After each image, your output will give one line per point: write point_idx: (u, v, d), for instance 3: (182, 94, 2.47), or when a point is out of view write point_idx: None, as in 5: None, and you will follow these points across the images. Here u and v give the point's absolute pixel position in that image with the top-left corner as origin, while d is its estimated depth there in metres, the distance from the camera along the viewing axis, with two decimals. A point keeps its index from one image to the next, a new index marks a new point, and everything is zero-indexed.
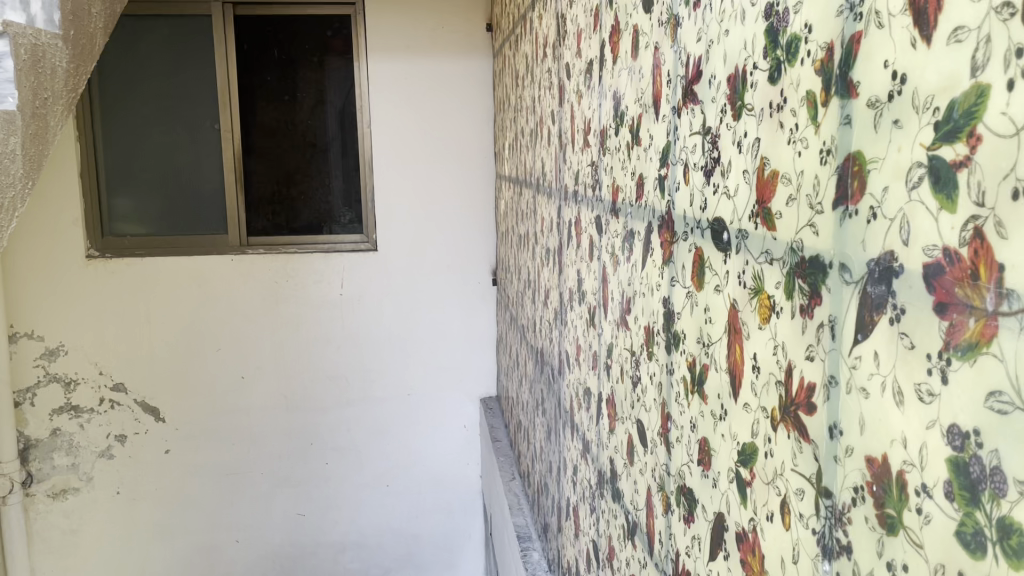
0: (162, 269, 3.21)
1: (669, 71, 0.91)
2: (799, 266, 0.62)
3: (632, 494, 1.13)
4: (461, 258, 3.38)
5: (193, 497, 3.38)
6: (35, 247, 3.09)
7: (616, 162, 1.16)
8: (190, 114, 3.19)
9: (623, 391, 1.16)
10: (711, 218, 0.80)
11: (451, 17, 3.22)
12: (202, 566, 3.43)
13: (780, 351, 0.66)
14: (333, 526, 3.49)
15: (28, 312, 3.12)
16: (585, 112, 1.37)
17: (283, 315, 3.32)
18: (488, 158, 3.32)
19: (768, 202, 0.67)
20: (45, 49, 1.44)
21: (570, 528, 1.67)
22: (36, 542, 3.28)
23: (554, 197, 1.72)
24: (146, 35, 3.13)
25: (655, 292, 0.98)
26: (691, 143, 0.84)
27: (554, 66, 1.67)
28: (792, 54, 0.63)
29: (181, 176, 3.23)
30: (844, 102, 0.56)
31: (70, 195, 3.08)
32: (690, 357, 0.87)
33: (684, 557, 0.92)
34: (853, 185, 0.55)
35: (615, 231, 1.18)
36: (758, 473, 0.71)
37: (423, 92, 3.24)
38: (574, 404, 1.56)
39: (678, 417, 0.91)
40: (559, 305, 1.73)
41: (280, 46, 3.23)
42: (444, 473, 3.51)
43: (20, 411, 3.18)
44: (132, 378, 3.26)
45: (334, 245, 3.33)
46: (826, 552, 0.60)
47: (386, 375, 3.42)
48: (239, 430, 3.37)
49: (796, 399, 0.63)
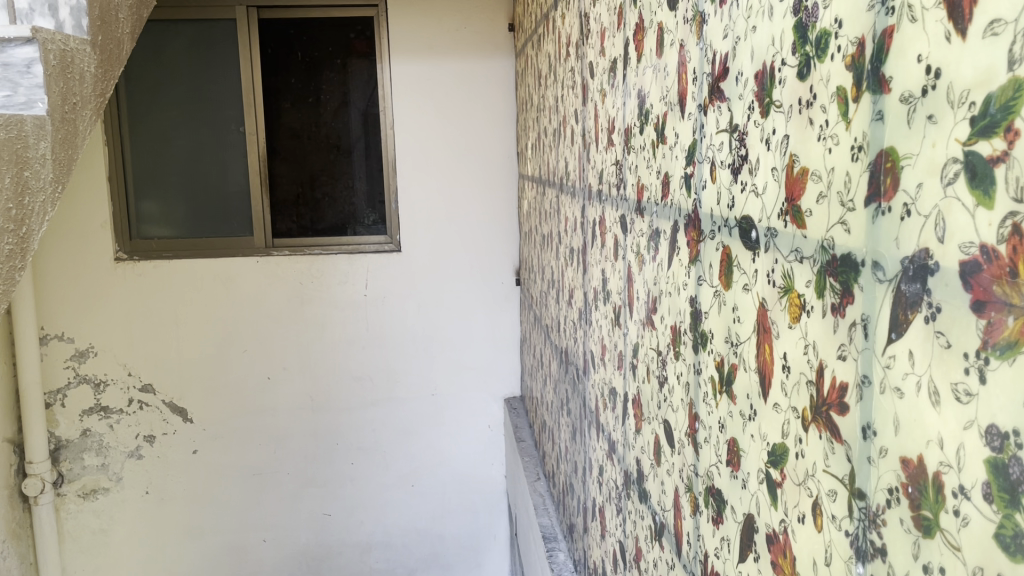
0: (189, 271, 3.25)
1: (693, 69, 0.91)
2: (830, 264, 0.61)
3: (659, 495, 1.13)
4: (484, 259, 3.38)
5: (220, 498, 3.41)
6: (64, 251, 3.14)
7: (640, 162, 1.15)
8: (216, 117, 3.22)
9: (649, 391, 1.15)
10: (739, 216, 0.79)
11: (473, 17, 3.22)
12: (230, 565, 3.46)
13: (811, 351, 0.65)
14: (359, 526, 3.50)
15: (57, 315, 3.18)
16: (609, 110, 1.36)
17: (308, 316, 3.33)
18: (511, 158, 3.32)
19: (798, 200, 0.66)
20: (74, 54, 1.47)
21: (596, 528, 1.66)
22: (68, 541, 3.34)
23: (578, 196, 1.71)
24: (172, 40, 3.16)
25: (682, 291, 0.98)
26: (717, 141, 0.84)
27: (577, 66, 1.67)
28: (822, 49, 0.62)
29: (207, 178, 3.26)
30: (876, 97, 0.55)
31: (99, 198, 3.12)
32: (718, 356, 0.86)
33: (713, 558, 0.91)
34: (886, 181, 0.54)
35: (640, 229, 1.17)
36: (789, 474, 0.70)
37: (445, 91, 3.24)
38: (599, 405, 1.56)
39: (707, 417, 0.90)
40: (583, 305, 1.72)
41: (304, 48, 3.25)
42: (469, 473, 3.51)
43: (50, 412, 3.24)
44: (159, 379, 3.29)
45: (358, 246, 3.34)
46: (860, 554, 0.59)
47: (410, 375, 3.42)
48: (266, 430, 3.40)
49: (828, 399, 0.62)
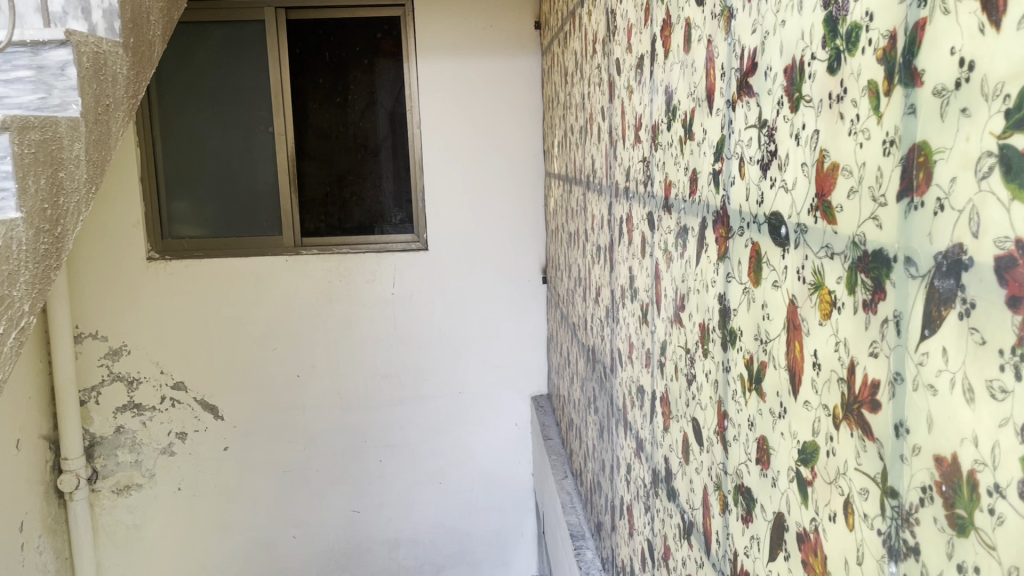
0: (219, 270, 3.28)
1: (722, 64, 0.90)
2: (862, 260, 0.61)
3: (687, 493, 1.12)
4: (511, 257, 3.38)
5: (250, 495, 3.44)
6: (98, 251, 3.19)
7: (668, 158, 1.15)
8: (245, 118, 3.25)
9: (678, 389, 1.15)
10: (768, 212, 0.78)
11: (499, 16, 3.22)
12: (260, 561, 3.49)
13: (842, 347, 0.64)
14: (386, 523, 3.52)
15: (91, 314, 3.24)
16: (636, 107, 1.36)
17: (336, 315, 3.36)
18: (537, 156, 3.31)
19: (828, 195, 0.66)
20: (106, 57, 1.49)
21: (623, 526, 1.65)
22: (103, 535, 3.41)
23: (605, 194, 1.71)
24: (202, 43, 3.20)
25: (710, 288, 0.97)
26: (746, 136, 0.83)
27: (604, 63, 1.67)
28: (853, 43, 0.61)
29: (237, 178, 3.29)
30: (908, 91, 0.54)
31: (131, 199, 3.17)
32: (747, 354, 0.85)
33: (742, 556, 0.90)
34: (918, 176, 0.53)
35: (668, 227, 1.17)
36: (820, 473, 0.69)
37: (471, 90, 3.25)
38: (626, 403, 1.55)
39: (736, 415, 0.90)
40: (610, 303, 1.72)
41: (331, 49, 3.27)
42: (497, 471, 3.51)
43: (85, 409, 3.31)
44: (191, 377, 3.34)
45: (385, 245, 3.35)
46: (893, 553, 0.58)
47: (437, 373, 3.44)
48: (295, 428, 3.42)
49: (859, 396, 0.62)
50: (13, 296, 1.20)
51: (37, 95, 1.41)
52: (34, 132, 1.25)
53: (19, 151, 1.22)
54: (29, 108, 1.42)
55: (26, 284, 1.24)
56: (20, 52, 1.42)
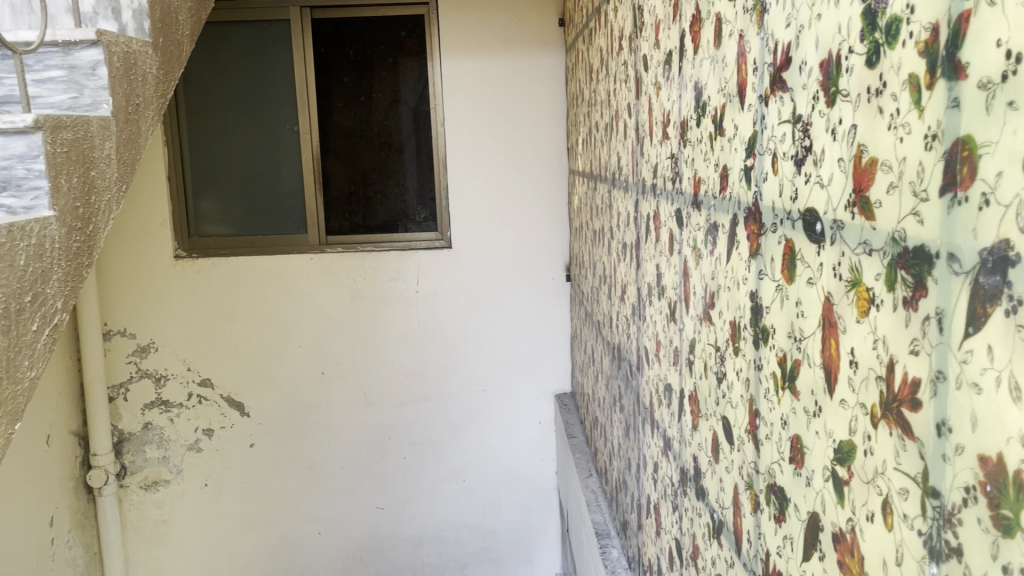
0: (245, 268, 3.31)
1: (754, 59, 0.89)
2: (902, 257, 0.60)
3: (717, 492, 1.11)
4: (534, 254, 3.37)
5: (276, 492, 3.46)
6: (126, 250, 3.23)
7: (697, 154, 1.14)
8: (270, 117, 3.27)
9: (707, 387, 1.14)
10: (803, 208, 0.77)
11: (522, 13, 3.21)
12: (285, 558, 3.51)
13: (881, 346, 0.63)
14: (411, 520, 3.52)
15: (119, 311, 3.28)
16: (664, 104, 1.35)
17: (360, 313, 3.37)
18: (561, 154, 3.30)
19: (866, 191, 0.65)
20: (136, 57, 1.51)
21: (651, 525, 1.64)
22: (131, 531, 3.46)
23: (631, 191, 1.70)
24: (227, 42, 3.22)
25: (741, 285, 0.96)
26: (779, 132, 0.82)
27: (630, 59, 1.66)
28: (892, 35, 0.60)
29: (262, 177, 3.32)
30: (951, 85, 0.53)
31: (159, 198, 3.21)
32: (781, 352, 0.84)
33: (775, 557, 0.89)
34: (962, 170, 0.52)
35: (697, 223, 1.16)
36: (857, 472, 0.68)
37: (495, 88, 3.25)
38: (653, 401, 1.54)
39: (768, 414, 0.89)
40: (636, 301, 1.71)
41: (356, 47, 3.27)
42: (520, 469, 3.51)
43: (114, 406, 3.36)
44: (217, 374, 3.37)
45: (409, 243, 3.36)
46: (934, 554, 0.57)
47: (461, 371, 3.44)
48: (320, 425, 3.44)
49: (899, 395, 0.61)
50: (46, 294, 1.20)
51: (69, 94, 1.42)
52: (66, 132, 1.27)
53: (52, 151, 1.23)
54: (61, 108, 1.43)
55: (58, 282, 1.24)
56: (52, 52, 1.44)
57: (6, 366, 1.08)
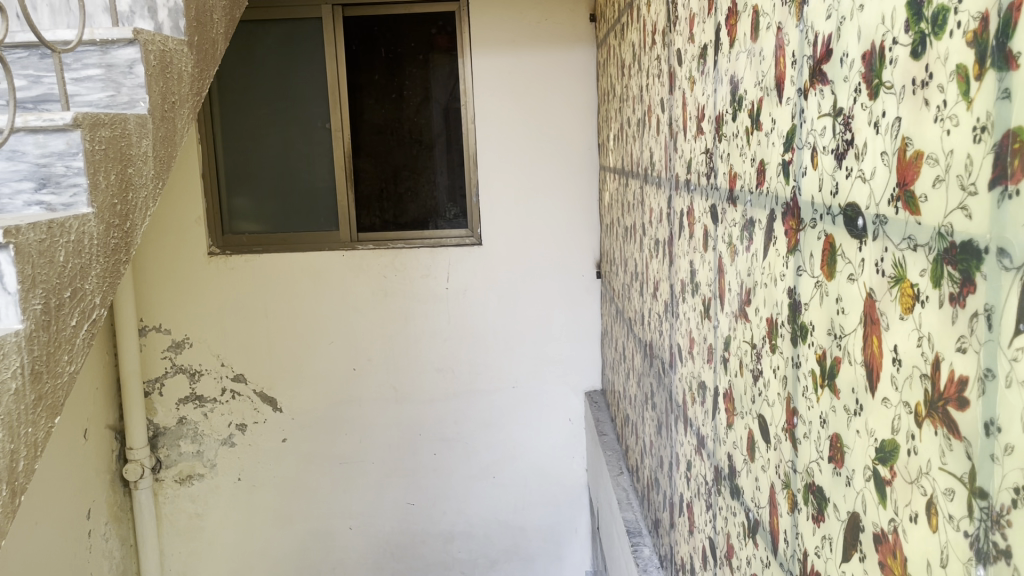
0: (278, 264, 3.34)
1: (793, 52, 0.88)
2: (949, 252, 0.58)
3: (753, 491, 1.10)
4: (564, 251, 3.36)
5: (308, 486, 3.49)
6: (161, 247, 3.30)
7: (733, 149, 1.13)
8: (302, 115, 3.29)
9: (743, 385, 1.13)
10: (844, 203, 0.76)
11: (554, 9, 3.20)
12: (317, 552, 3.54)
13: (926, 343, 0.62)
14: (442, 516, 3.53)
15: (154, 307, 3.35)
16: (698, 98, 1.34)
17: (391, 309, 3.38)
18: (592, 150, 3.28)
19: (911, 184, 0.63)
20: (172, 55, 1.53)
21: (684, 523, 1.63)
22: (166, 524, 3.52)
23: (664, 187, 1.69)
24: (260, 40, 3.25)
25: (779, 282, 0.95)
26: (819, 125, 0.81)
27: (663, 54, 1.65)
28: (939, 26, 0.59)
29: (295, 174, 3.34)
30: (1002, 75, 0.52)
31: (193, 195, 3.26)
32: (819, 349, 0.83)
33: (813, 557, 0.88)
34: (1013, 163, 0.51)
35: (733, 219, 1.14)
36: (899, 472, 0.67)
37: (525, 85, 3.24)
38: (686, 399, 1.53)
39: (806, 412, 0.88)
40: (669, 298, 1.70)
41: (387, 45, 3.27)
42: (550, 466, 3.50)
43: (149, 401, 3.42)
44: (249, 369, 3.40)
45: (440, 240, 3.37)
46: (981, 556, 0.56)
47: (491, 368, 3.44)
48: (351, 421, 3.46)
49: (945, 394, 0.59)
50: (85, 289, 1.21)
51: (107, 92, 1.45)
52: (104, 129, 1.29)
53: (90, 148, 1.25)
54: (98, 105, 1.46)
55: (97, 277, 1.25)
56: (90, 51, 1.47)
57: (47, 360, 1.09)
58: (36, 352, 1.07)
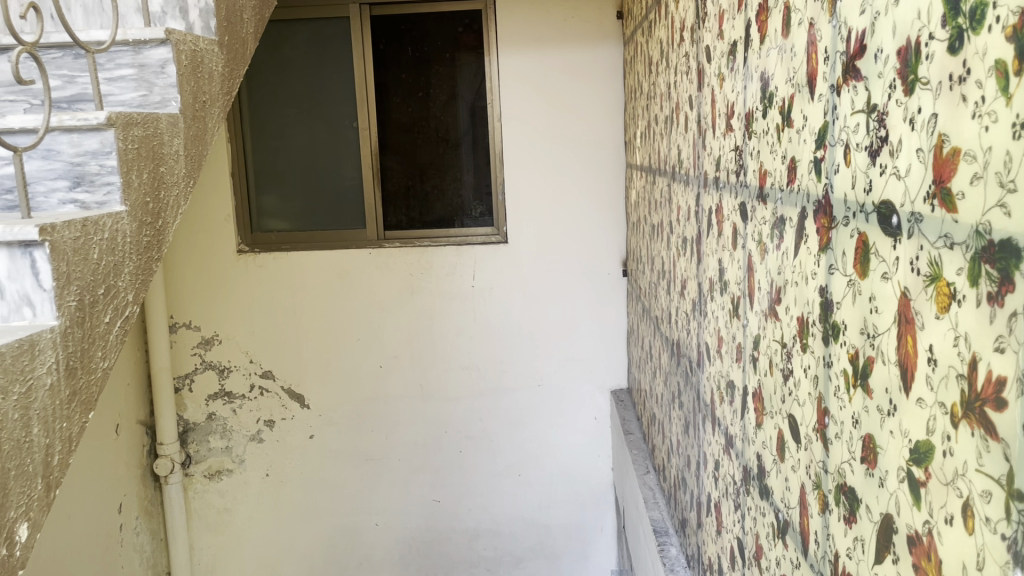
0: (306, 263, 3.37)
1: (825, 48, 0.87)
2: (986, 250, 0.57)
3: (783, 491, 1.09)
4: (591, 249, 3.35)
5: (334, 482, 3.51)
6: (192, 245, 3.35)
7: (763, 146, 1.11)
8: (329, 114, 3.31)
9: (772, 384, 1.12)
10: (877, 200, 0.75)
11: (580, 7, 3.20)
12: (344, 548, 3.56)
13: (962, 343, 0.61)
14: (467, 513, 3.54)
15: (185, 305, 3.40)
16: (728, 95, 1.32)
17: (417, 306, 3.40)
18: (619, 148, 3.27)
19: (947, 182, 0.62)
20: (203, 55, 1.55)
21: (711, 523, 1.62)
22: (195, 518, 3.56)
23: (692, 184, 1.67)
24: (289, 39, 3.27)
25: (810, 280, 0.94)
26: (852, 122, 0.80)
27: (692, 51, 1.64)
28: (977, 21, 0.58)
29: (322, 173, 3.36)
30: None
31: (222, 194, 3.30)
32: (852, 349, 0.82)
33: (844, 558, 0.87)
34: None
35: (763, 217, 1.13)
36: (935, 473, 0.66)
37: (552, 83, 3.24)
38: (715, 398, 1.52)
39: (838, 412, 0.87)
40: (697, 296, 1.69)
41: (415, 43, 3.27)
42: (576, 465, 3.49)
43: (179, 396, 3.47)
44: (277, 365, 3.43)
45: (465, 238, 3.37)
46: (1019, 559, 0.55)
47: (516, 365, 3.44)
48: (377, 418, 3.48)
49: (982, 394, 0.58)
50: (118, 287, 1.23)
51: (140, 92, 1.47)
52: (136, 128, 1.30)
53: (123, 147, 1.26)
54: (132, 105, 1.49)
55: (129, 274, 1.27)
56: (122, 51, 1.49)
57: (81, 356, 1.11)
58: (71, 348, 1.09)
